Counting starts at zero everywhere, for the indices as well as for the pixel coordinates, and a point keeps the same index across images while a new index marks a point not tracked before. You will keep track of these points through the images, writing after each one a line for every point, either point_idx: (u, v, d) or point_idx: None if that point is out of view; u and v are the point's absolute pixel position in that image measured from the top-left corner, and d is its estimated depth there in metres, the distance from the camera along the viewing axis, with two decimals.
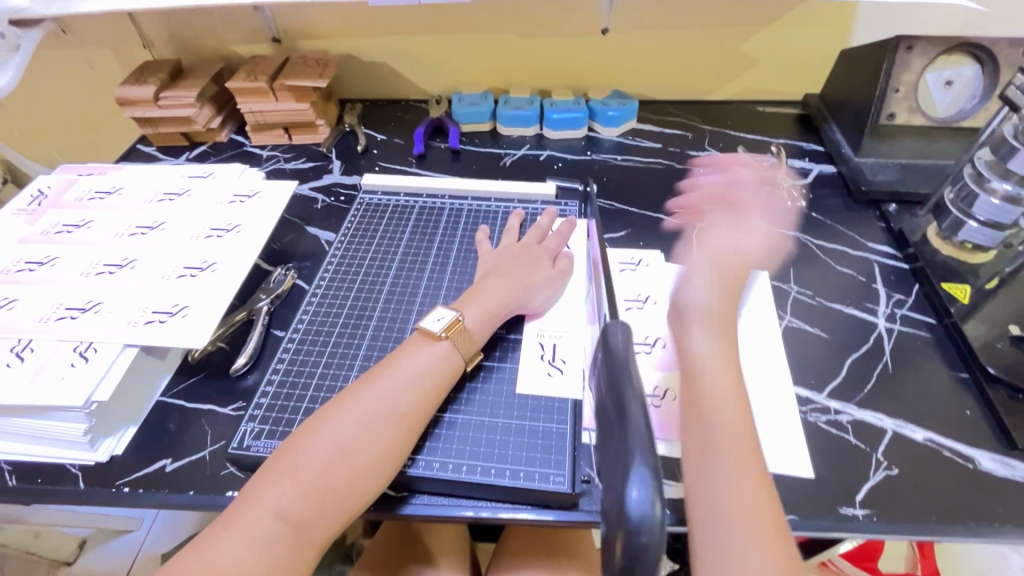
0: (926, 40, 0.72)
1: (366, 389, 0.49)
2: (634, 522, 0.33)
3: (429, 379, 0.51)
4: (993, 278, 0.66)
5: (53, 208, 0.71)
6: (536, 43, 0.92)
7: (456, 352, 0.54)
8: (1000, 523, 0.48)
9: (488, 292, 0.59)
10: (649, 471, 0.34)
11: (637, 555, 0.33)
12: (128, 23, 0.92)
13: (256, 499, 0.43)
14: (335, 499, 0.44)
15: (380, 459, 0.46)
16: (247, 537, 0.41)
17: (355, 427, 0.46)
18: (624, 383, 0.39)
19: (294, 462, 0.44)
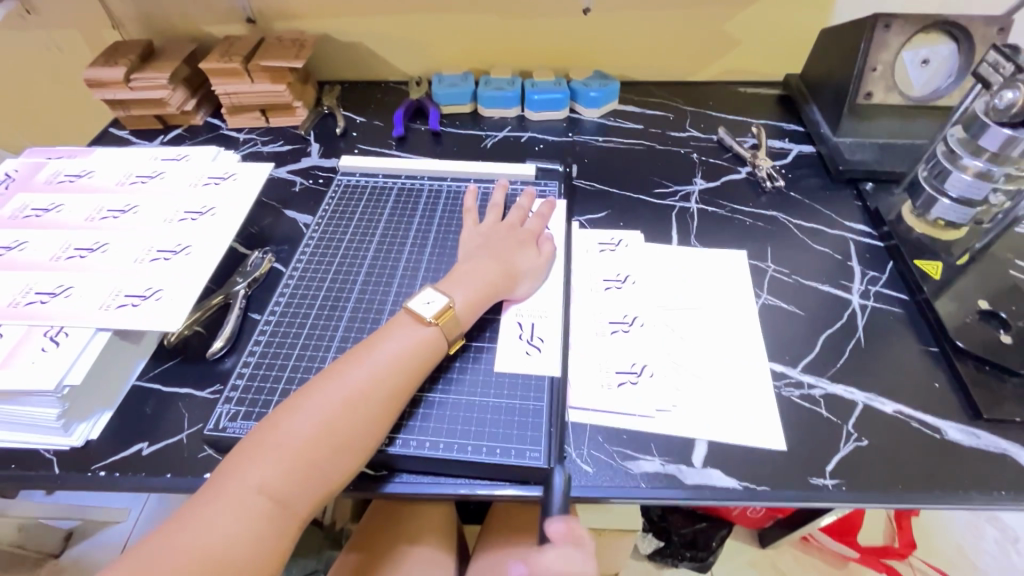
0: (903, 19, 0.73)
1: (351, 368, 0.49)
2: None
3: (414, 360, 0.51)
4: (964, 254, 0.67)
5: (21, 192, 0.69)
6: (516, 22, 0.91)
7: (443, 338, 0.54)
8: (964, 490, 0.50)
9: (475, 277, 0.58)
10: None
11: None
12: (96, 1, 0.89)
13: (238, 475, 0.43)
14: (320, 475, 0.44)
15: (364, 437, 0.46)
16: (228, 512, 0.41)
17: (341, 405, 0.46)
18: None
19: (275, 439, 0.44)
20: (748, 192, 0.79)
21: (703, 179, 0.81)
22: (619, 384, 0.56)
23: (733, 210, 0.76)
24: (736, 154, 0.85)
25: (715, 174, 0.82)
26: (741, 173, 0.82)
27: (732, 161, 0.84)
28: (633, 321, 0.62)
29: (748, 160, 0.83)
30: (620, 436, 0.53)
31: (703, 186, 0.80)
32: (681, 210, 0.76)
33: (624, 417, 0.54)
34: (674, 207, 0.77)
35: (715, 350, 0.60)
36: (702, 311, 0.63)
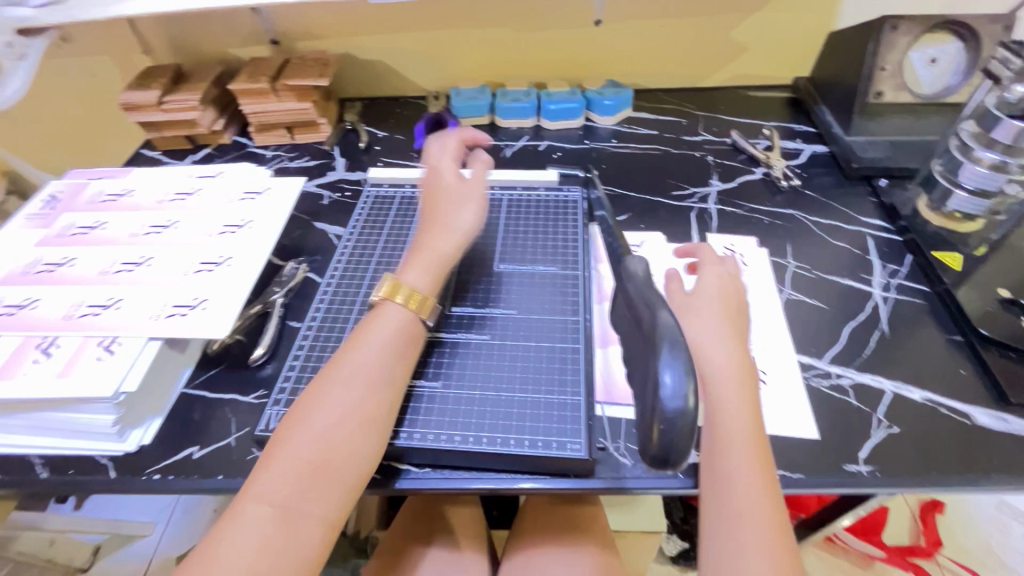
0: (909, 20, 0.75)
1: (337, 372, 0.48)
2: (669, 400, 0.38)
3: (394, 350, 0.50)
4: (982, 245, 0.68)
5: (67, 211, 0.72)
6: (531, 36, 0.94)
7: (407, 305, 0.52)
8: (998, 473, 0.50)
9: (428, 240, 0.56)
10: (679, 359, 0.39)
11: (671, 423, 0.38)
12: (129, 29, 0.93)
13: (247, 498, 0.41)
14: (331, 481, 0.44)
15: (366, 433, 0.46)
16: (243, 538, 0.40)
17: (333, 406, 0.46)
18: (658, 299, 0.44)
19: (280, 454, 0.43)
20: (764, 191, 0.81)
21: (719, 181, 0.83)
22: None
23: (750, 210, 0.78)
24: (750, 155, 0.87)
25: (730, 175, 0.84)
26: (756, 174, 0.84)
27: (747, 163, 0.86)
28: None
29: (762, 161, 0.85)
30: None
31: (719, 187, 0.82)
32: (700, 211, 0.78)
33: None
34: (693, 209, 0.79)
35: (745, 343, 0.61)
36: None
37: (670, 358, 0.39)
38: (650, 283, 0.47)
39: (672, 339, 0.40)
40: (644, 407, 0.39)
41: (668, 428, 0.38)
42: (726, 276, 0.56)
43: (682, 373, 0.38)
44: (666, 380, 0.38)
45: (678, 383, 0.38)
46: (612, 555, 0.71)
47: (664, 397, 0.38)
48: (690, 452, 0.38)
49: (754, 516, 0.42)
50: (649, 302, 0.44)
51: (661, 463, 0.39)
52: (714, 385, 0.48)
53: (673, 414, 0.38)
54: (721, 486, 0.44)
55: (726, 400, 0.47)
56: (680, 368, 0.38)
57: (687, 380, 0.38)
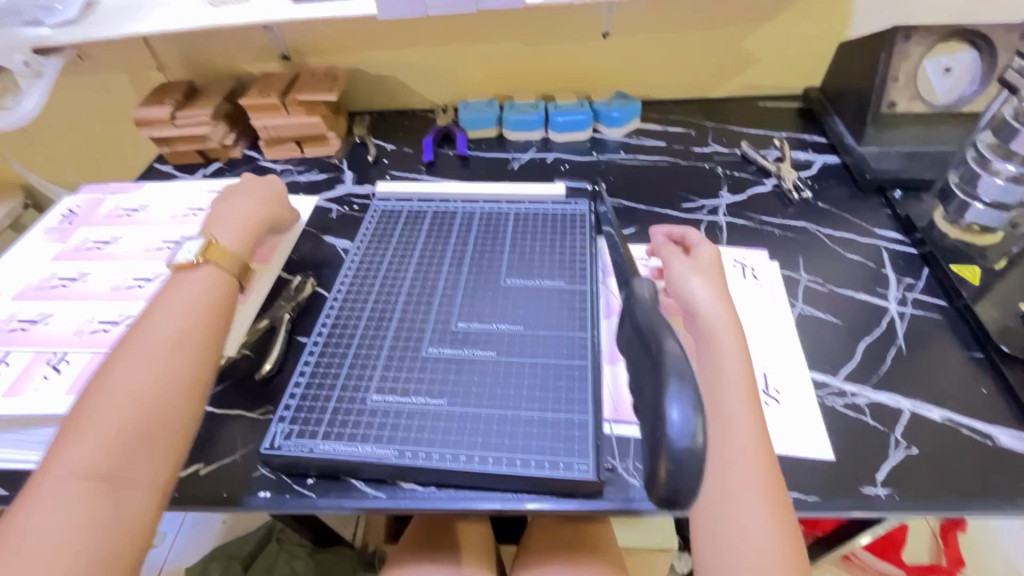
0: (923, 30, 0.74)
1: (118, 349, 0.49)
2: (676, 438, 0.36)
3: (183, 312, 0.52)
4: (1002, 259, 0.67)
5: (83, 225, 0.73)
6: (538, 49, 0.94)
7: (219, 270, 0.57)
8: (1022, 498, 0.49)
9: (230, 213, 0.66)
10: (687, 393, 0.37)
11: (679, 462, 0.36)
12: (143, 47, 0.95)
13: (51, 472, 0.42)
14: (147, 445, 0.45)
15: (173, 400, 0.47)
16: (53, 511, 0.40)
17: (120, 379, 0.47)
18: (664, 326, 0.42)
19: (83, 423, 0.44)
20: (775, 203, 0.80)
21: (729, 193, 0.82)
22: None
23: (761, 222, 0.77)
24: (760, 167, 0.86)
25: (740, 187, 0.83)
26: (767, 186, 0.83)
27: (757, 174, 0.85)
28: None
29: (773, 172, 0.84)
30: None
31: (729, 199, 0.81)
32: (710, 224, 0.77)
33: None
34: (702, 221, 0.78)
35: (757, 359, 0.60)
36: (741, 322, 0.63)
37: (679, 393, 0.37)
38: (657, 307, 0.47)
39: (680, 371, 0.38)
40: (649, 444, 0.37)
41: (675, 468, 0.36)
42: (709, 245, 0.65)
43: (691, 408, 0.36)
44: (672, 415, 0.36)
45: (686, 420, 0.36)
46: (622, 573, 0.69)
47: (670, 435, 0.36)
48: (699, 494, 0.36)
49: (750, 496, 0.46)
50: (655, 330, 0.43)
51: (669, 506, 0.37)
52: (719, 373, 0.52)
53: (680, 454, 0.35)
54: (724, 475, 0.47)
55: (730, 410, 0.50)
56: (689, 404, 0.36)
57: (696, 416, 0.36)
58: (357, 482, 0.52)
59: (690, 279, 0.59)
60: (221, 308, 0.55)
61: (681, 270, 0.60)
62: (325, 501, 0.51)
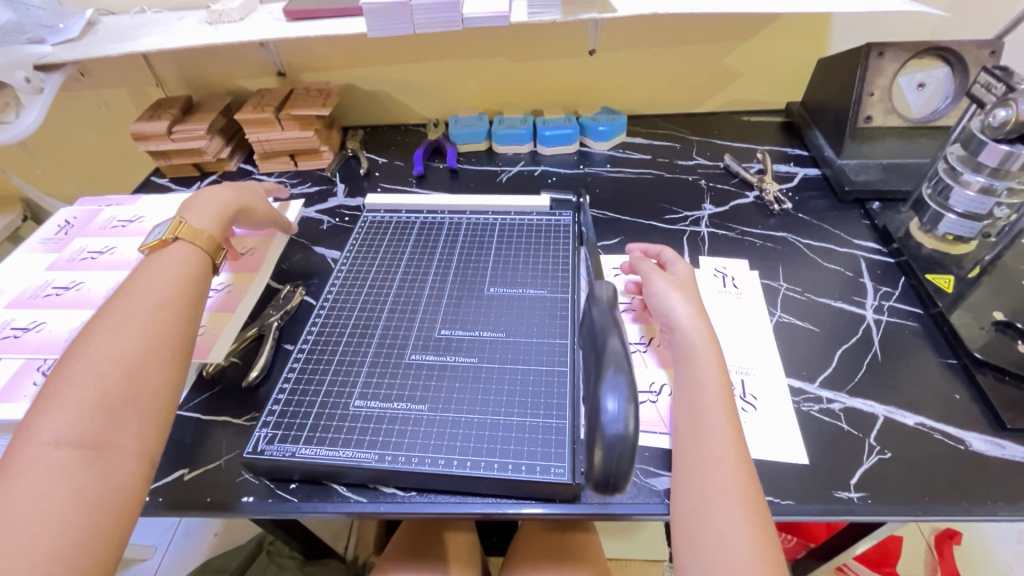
0: (895, 47, 0.76)
1: (95, 317, 0.48)
2: (612, 426, 0.44)
3: (169, 281, 0.52)
4: (976, 267, 0.68)
5: (79, 235, 0.75)
6: (527, 66, 0.97)
7: (194, 248, 0.57)
8: (994, 501, 0.49)
9: (210, 199, 0.64)
10: (625, 386, 0.45)
11: (613, 444, 0.44)
12: (143, 64, 0.98)
13: (28, 436, 0.40)
14: (130, 413, 0.44)
15: (155, 370, 0.46)
16: (30, 477, 0.38)
17: (100, 345, 0.45)
18: (611, 330, 0.50)
19: (60, 391, 0.43)
20: (757, 214, 0.82)
21: (712, 205, 0.84)
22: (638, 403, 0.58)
23: (742, 232, 0.79)
24: (743, 179, 0.88)
25: (723, 199, 0.85)
26: (749, 198, 0.85)
27: (740, 187, 0.87)
28: (648, 341, 0.65)
29: (755, 184, 0.86)
30: (643, 453, 0.55)
31: (712, 211, 0.83)
32: (692, 234, 0.79)
33: (656, 436, 0.56)
34: (685, 232, 0.79)
35: (734, 366, 0.61)
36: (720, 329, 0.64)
37: (615, 385, 0.46)
38: (613, 308, 0.54)
39: (617, 365, 0.47)
40: (590, 430, 0.46)
41: (608, 451, 0.44)
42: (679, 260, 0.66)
43: (623, 398, 0.45)
44: (609, 406, 0.45)
45: (620, 408, 0.44)
46: None
47: (606, 421, 0.44)
48: (629, 476, 0.45)
49: (731, 505, 0.45)
50: (603, 331, 0.51)
51: (605, 487, 0.45)
52: (696, 384, 0.53)
53: (613, 437, 0.44)
54: (704, 485, 0.47)
55: (707, 421, 0.50)
56: (622, 396, 0.45)
57: (626, 406, 0.44)
58: (338, 487, 0.53)
59: (666, 295, 0.60)
60: (197, 284, 0.55)
61: (659, 285, 0.61)
62: (307, 505, 0.52)
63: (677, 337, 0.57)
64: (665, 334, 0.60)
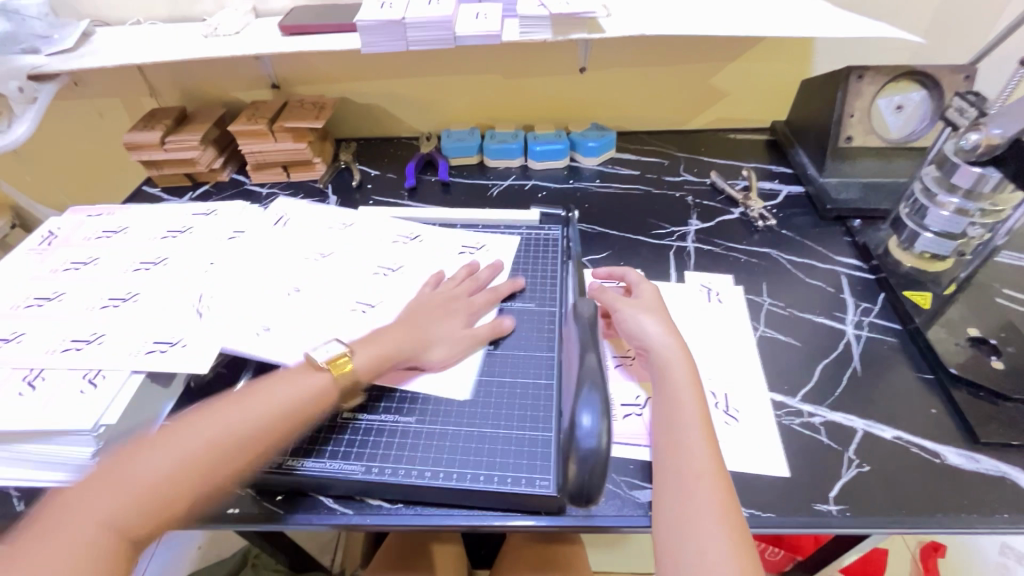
0: (874, 70, 0.79)
1: (215, 404, 0.48)
2: (585, 440, 0.48)
3: (273, 409, 0.49)
4: (952, 284, 0.70)
5: (63, 246, 0.75)
6: (519, 82, 0.99)
7: (334, 387, 0.52)
8: (968, 514, 0.50)
9: (392, 333, 0.58)
10: (597, 402, 0.50)
11: (588, 458, 0.48)
12: (138, 75, 0.98)
13: (88, 502, 0.41)
14: (159, 518, 0.43)
15: (207, 488, 0.45)
16: (53, 547, 0.39)
17: (180, 448, 0.45)
18: (588, 348, 0.54)
19: (125, 478, 0.43)
20: (742, 231, 0.83)
21: (698, 220, 0.86)
22: (625, 415, 0.59)
23: (727, 248, 0.80)
24: (728, 196, 0.90)
25: (709, 215, 0.87)
26: (734, 214, 0.87)
27: (725, 203, 0.89)
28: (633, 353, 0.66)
29: (740, 201, 0.88)
30: (628, 466, 0.55)
31: (698, 227, 0.84)
32: (678, 249, 0.80)
33: (637, 448, 0.57)
34: (671, 247, 0.81)
35: (719, 378, 0.62)
36: (706, 344, 0.66)
37: (588, 401, 0.50)
38: (592, 324, 0.57)
39: (591, 382, 0.51)
40: (567, 445, 0.50)
41: (582, 466, 0.48)
42: (651, 286, 0.67)
43: (597, 413, 0.49)
44: (585, 421, 0.49)
45: (593, 424, 0.48)
46: None
47: (580, 437, 0.48)
48: (602, 487, 0.49)
49: (710, 519, 0.46)
50: (580, 349, 0.54)
51: (580, 496, 0.49)
52: (673, 400, 0.54)
53: (587, 452, 0.48)
54: (685, 498, 0.48)
55: (687, 437, 0.51)
56: (596, 410, 0.49)
57: (599, 421, 0.48)
58: (325, 500, 0.53)
59: (638, 317, 0.62)
60: (302, 418, 0.50)
61: (631, 308, 0.63)
62: (290, 517, 0.52)
63: (651, 357, 0.58)
64: (638, 354, 0.62)
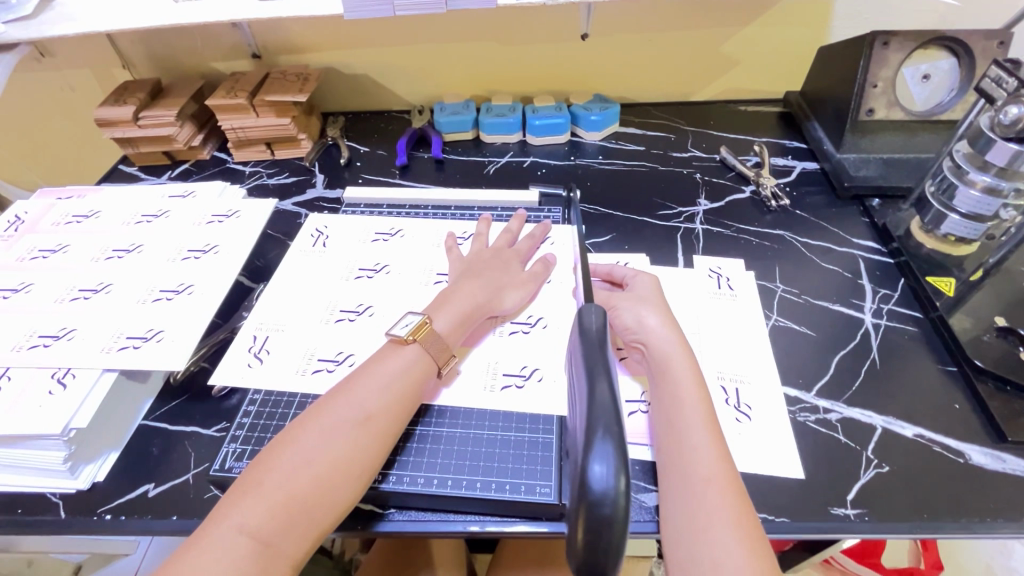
0: (901, 36, 0.73)
1: (335, 394, 0.48)
2: (596, 495, 0.35)
3: (390, 392, 0.48)
4: (978, 269, 0.66)
5: (31, 232, 0.70)
6: (516, 50, 0.92)
7: (426, 353, 0.52)
8: (993, 519, 0.48)
9: (459, 297, 0.57)
10: (613, 448, 0.36)
11: (601, 524, 0.35)
12: (107, 44, 0.91)
13: (233, 509, 0.41)
14: (308, 519, 0.41)
15: (348, 481, 0.44)
16: (213, 562, 0.38)
17: (311, 444, 0.44)
18: (598, 373, 0.41)
19: (263, 478, 0.42)
20: (753, 210, 0.79)
21: (707, 199, 0.81)
22: (630, 413, 0.56)
23: (738, 230, 0.76)
24: (739, 173, 0.85)
25: (718, 194, 0.82)
26: (745, 193, 0.82)
27: (736, 180, 0.84)
28: None
29: (751, 178, 0.83)
30: (632, 467, 0.52)
31: (707, 207, 0.80)
32: (686, 231, 0.76)
33: (639, 448, 0.53)
34: (679, 229, 0.76)
35: (730, 371, 0.59)
36: (717, 334, 0.62)
37: (601, 450, 0.36)
38: (602, 341, 0.45)
39: (606, 425, 0.37)
40: (573, 500, 0.37)
41: (596, 534, 0.35)
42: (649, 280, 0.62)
43: (614, 467, 0.36)
44: (596, 473, 0.35)
45: (608, 478, 0.35)
46: None
47: (593, 494, 0.35)
48: (619, 560, 0.36)
49: (722, 528, 0.43)
50: (591, 373, 0.41)
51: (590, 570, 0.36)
52: (673, 400, 0.51)
53: (599, 519, 0.35)
54: (695, 508, 0.44)
55: (692, 441, 0.48)
56: (612, 460, 0.36)
57: (616, 477, 0.35)
58: None
59: (638, 311, 0.58)
60: (414, 397, 0.50)
61: (629, 301, 0.59)
62: None
63: (649, 353, 0.55)
64: (635, 350, 0.58)
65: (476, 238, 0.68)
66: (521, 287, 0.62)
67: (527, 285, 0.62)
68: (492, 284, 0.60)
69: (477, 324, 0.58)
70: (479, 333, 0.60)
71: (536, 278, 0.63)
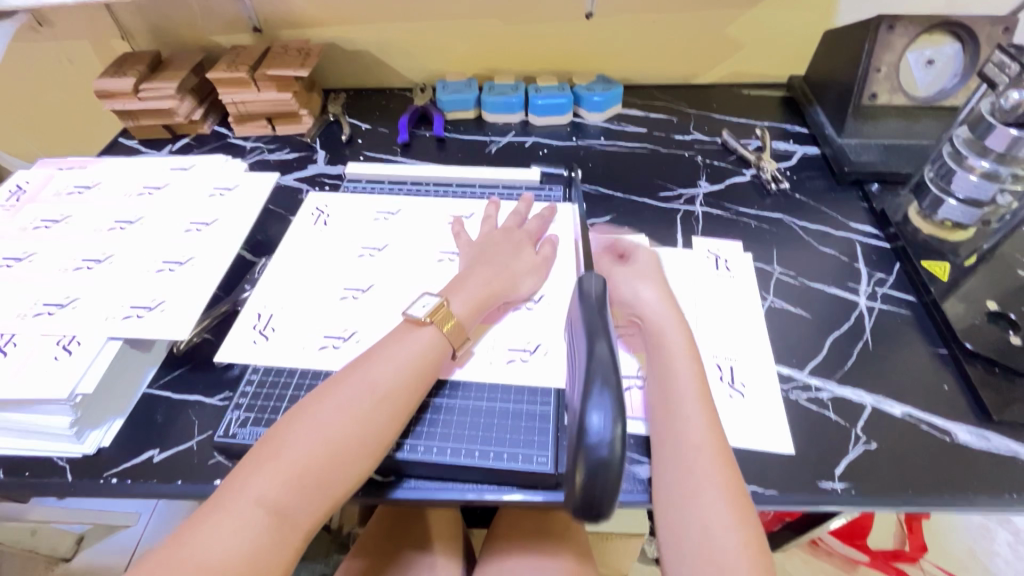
0: (906, 20, 0.72)
1: (349, 372, 0.49)
2: (593, 442, 0.38)
3: (402, 372, 0.49)
4: (972, 255, 0.67)
5: (33, 203, 0.70)
6: (520, 29, 0.91)
7: (442, 335, 0.53)
8: (975, 494, 0.49)
9: (475, 279, 0.58)
10: (610, 400, 0.39)
11: (597, 469, 0.38)
12: (107, 14, 0.90)
13: (248, 479, 0.41)
14: (321, 492, 0.42)
15: (360, 457, 0.44)
16: (228, 529, 0.39)
17: (324, 420, 0.45)
18: (598, 333, 0.43)
19: (278, 451, 0.43)
20: (753, 193, 0.79)
21: (707, 182, 0.81)
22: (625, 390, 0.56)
23: (737, 213, 0.76)
24: (740, 156, 0.85)
25: (719, 176, 0.82)
26: (746, 176, 0.82)
27: (736, 164, 0.84)
28: None
29: (752, 162, 0.83)
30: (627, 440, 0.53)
31: (708, 189, 0.80)
32: (686, 213, 0.76)
33: (634, 422, 0.54)
34: (679, 211, 0.77)
35: (726, 349, 0.60)
36: (716, 315, 0.63)
37: (600, 401, 0.39)
38: (601, 306, 0.47)
39: (604, 378, 0.40)
40: (571, 447, 0.39)
41: (591, 477, 0.38)
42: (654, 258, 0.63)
43: (611, 416, 0.38)
44: (593, 421, 0.38)
45: (605, 426, 0.38)
46: (586, 564, 0.68)
47: (590, 440, 0.38)
48: (615, 500, 0.39)
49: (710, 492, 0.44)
50: (590, 332, 0.44)
51: (587, 511, 0.39)
52: (665, 370, 0.52)
53: (597, 463, 0.38)
54: (683, 470, 0.46)
55: (682, 410, 0.49)
56: (609, 411, 0.38)
57: (613, 426, 0.38)
58: None
59: (637, 284, 0.59)
60: (426, 377, 0.51)
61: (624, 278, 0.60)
62: None
63: (645, 326, 0.56)
64: (629, 322, 0.59)
65: (484, 221, 0.69)
66: (533, 270, 0.62)
67: (538, 269, 0.63)
68: (503, 267, 0.60)
69: (493, 309, 0.59)
70: (499, 315, 0.60)
71: (547, 260, 0.64)
